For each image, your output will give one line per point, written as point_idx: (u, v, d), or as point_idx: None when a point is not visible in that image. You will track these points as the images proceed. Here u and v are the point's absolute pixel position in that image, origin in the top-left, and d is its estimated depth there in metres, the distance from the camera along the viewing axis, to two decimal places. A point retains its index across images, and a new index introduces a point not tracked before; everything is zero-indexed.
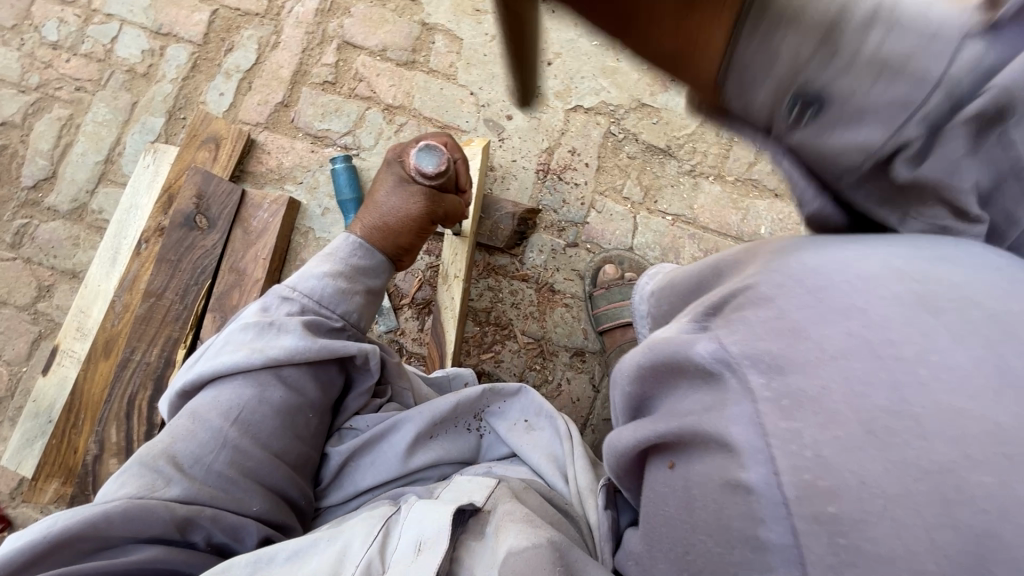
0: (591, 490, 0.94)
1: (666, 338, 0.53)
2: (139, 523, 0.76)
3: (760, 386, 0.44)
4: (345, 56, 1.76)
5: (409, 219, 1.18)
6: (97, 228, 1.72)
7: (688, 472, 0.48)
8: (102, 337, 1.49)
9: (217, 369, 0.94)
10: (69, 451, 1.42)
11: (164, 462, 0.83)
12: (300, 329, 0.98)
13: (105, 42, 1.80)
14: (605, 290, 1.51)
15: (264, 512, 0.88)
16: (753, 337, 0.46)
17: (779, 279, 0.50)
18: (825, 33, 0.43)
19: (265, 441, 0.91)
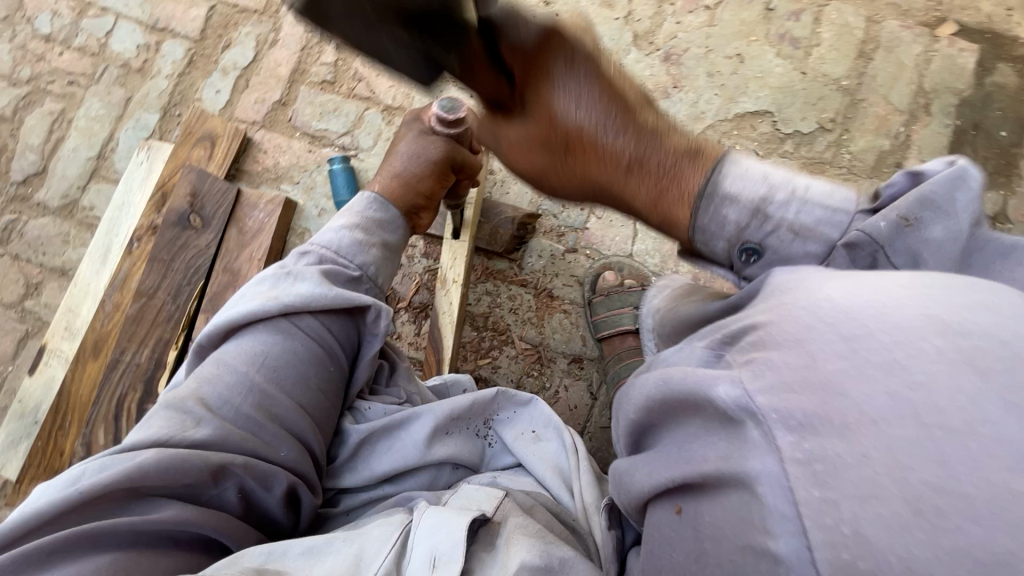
0: (596, 508, 0.93)
1: (687, 373, 0.53)
2: (171, 474, 0.73)
3: (790, 445, 0.41)
4: (344, 55, 1.74)
5: (430, 163, 1.19)
6: (87, 225, 1.68)
7: (699, 521, 0.48)
8: (91, 336, 1.45)
9: (238, 317, 0.95)
10: (55, 453, 1.39)
11: (192, 405, 0.82)
12: (317, 276, 1.00)
13: (100, 37, 1.77)
14: (605, 297, 1.50)
15: (292, 462, 0.85)
16: (782, 388, 0.44)
17: (808, 321, 0.48)
18: (754, 211, 0.73)
19: (287, 390, 0.91)
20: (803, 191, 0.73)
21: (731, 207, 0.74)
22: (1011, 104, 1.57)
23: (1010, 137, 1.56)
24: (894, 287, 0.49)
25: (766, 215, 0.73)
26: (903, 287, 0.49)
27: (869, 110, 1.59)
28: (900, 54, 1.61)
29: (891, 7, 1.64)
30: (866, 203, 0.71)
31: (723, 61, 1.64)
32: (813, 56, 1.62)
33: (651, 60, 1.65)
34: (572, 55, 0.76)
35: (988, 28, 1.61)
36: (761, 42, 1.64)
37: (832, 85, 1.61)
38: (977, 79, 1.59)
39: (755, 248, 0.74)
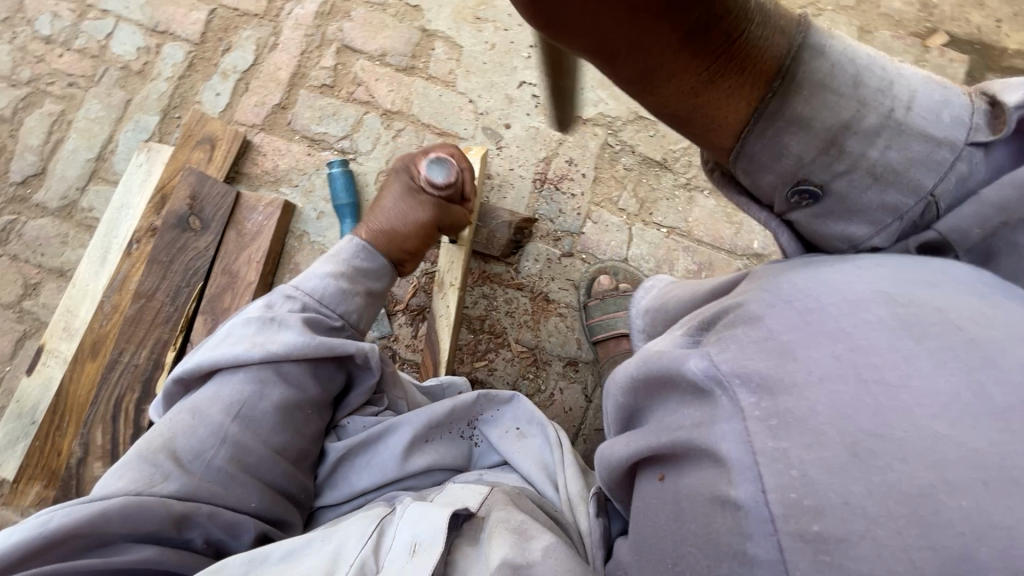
0: (582, 498, 0.94)
1: (661, 352, 0.57)
2: (137, 520, 0.76)
3: (751, 405, 0.46)
4: (344, 59, 1.76)
5: (417, 223, 1.21)
6: (86, 226, 1.69)
7: (677, 482, 0.51)
8: (90, 337, 1.46)
9: (218, 360, 0.94)
10: (53, 453, 1.39)
11: (164, 456, 0.83)
12: (300, 325, 0.99)
13: (100, 39, 1.78)
14: (600, 300, 1.53)
15: (262, 509, 0.87)
16: (742, 357, 0.49)
17: (769, 300, 0.54)
18: (828, 143, 0.59)
19: (264, 436, 0.91)
20: (903, 117, 0.58)
21: (800, 132, 0.59)
22: None
23: None
24: (847, 269, 0.55)
25: (842, 150, 0.59)
26: (855, 267, 0.55)
27: None
28: (892, 64, 1.63)
29: (883, 17, 1.67)
30: (985, 134, 0.59)
31: None
32: None
33: None
34: None
35: (978, 39, 1.64)
36: None
37: None
38: (968, 88, 1.62)
39: (812, 191, 0.62)
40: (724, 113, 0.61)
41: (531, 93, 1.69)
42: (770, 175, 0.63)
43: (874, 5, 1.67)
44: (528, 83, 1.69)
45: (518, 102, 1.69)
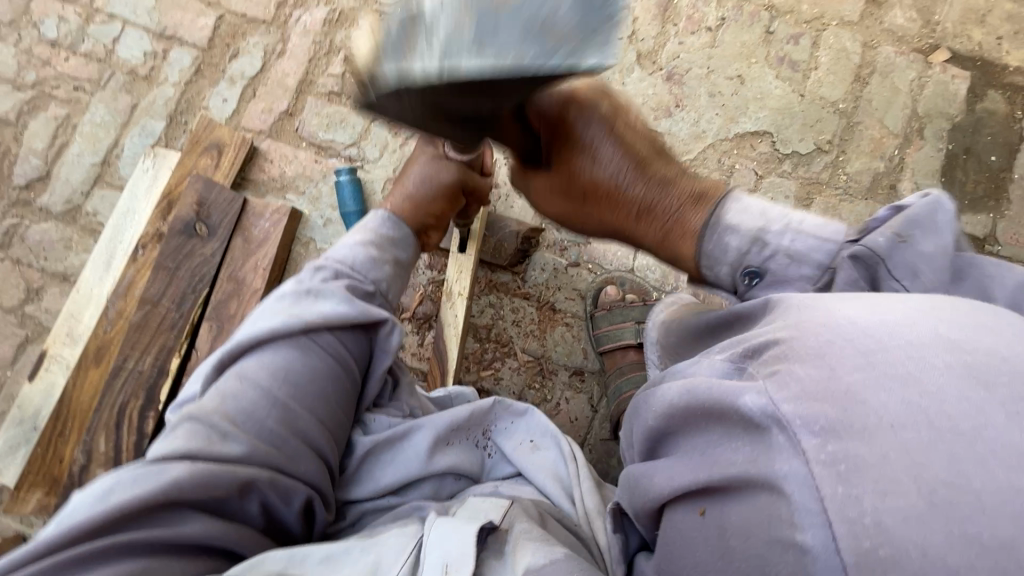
0: (599, 513, 0.98)
1: (707, 384, 0.60)
2: (203, 489, 0.74)
3: (814, 448, 0.48)
4: (351, 67, 1.76)
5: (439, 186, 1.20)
6: (90, 231, 1.68)
7: (725, 517, 0.54)
8: (94, 343, 1.45)
9: (256, 335, 0.94)
10: (55, 460, 1.38)
11: (219, 418, 0.82)
12: (337, 294, 1.00)
13: (107, 43, 1.78)
14: (607, 311, 1.53)
15: (314, 476, 0.87)
16: (807, 396, 0.50)
17: (829, 339, 0.55)
18: (752, 238, 0.88)
19: (310, 406, 0.90)
20: (797, 222, 0.86)
21: (725, 233, 0.90)
22: (1000, 130, 1.63)
23: (999, 162, 1.61)
24: (894, 310, 0.57)
25: (764, 243, 0.87)
26: (908, 307, 0.57)
27: (864, 133, 1.63)
28: (895, 79, 1.66)
29: (887, 32, 1.68)
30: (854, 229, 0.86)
31: (724, 81, 1.67)
32: (811, 79, 1.67)
33: (654, 79, 1.69)
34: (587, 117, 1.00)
35: (979, 56, 1.67)
36: (761, 65, 1.68)
37: (830, 107, 1.65)
38: (968, 105, 1.64)
39: (755, 272, 0.88)
40: (673, 241, 0.97)
41: None
42: (724, 269, 0.91)
43: (877, 20, 1.69)
44: None
45: None
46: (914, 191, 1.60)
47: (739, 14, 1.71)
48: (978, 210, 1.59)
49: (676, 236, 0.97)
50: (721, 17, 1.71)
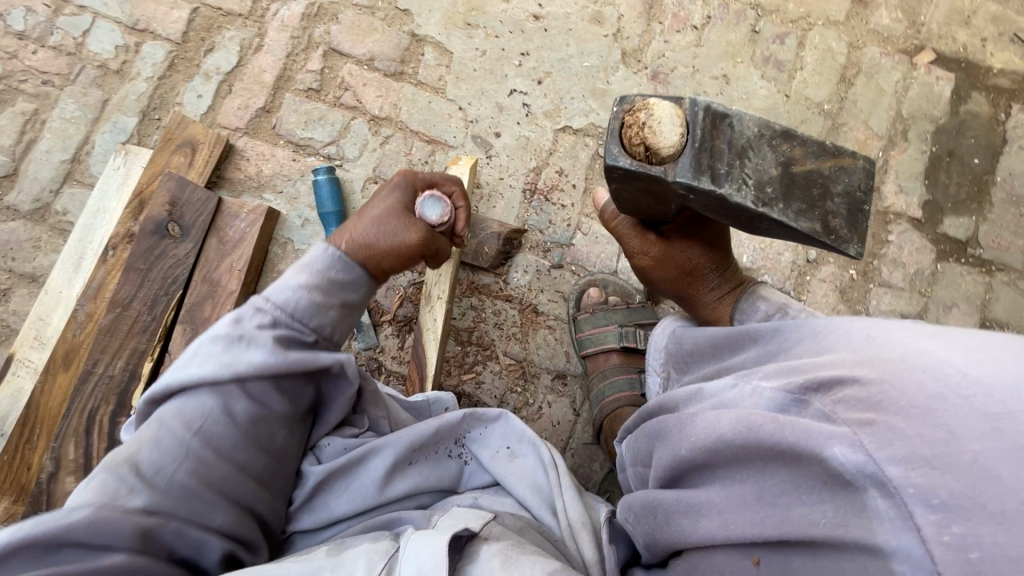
0: (583, 525, 0.94)
1: (790, 426, 0.62)
2: (97, 532, 0.70)
3: (930, 524, 0.49)
4: (331, 63, 1.72)
5: (399, 245, 1.09)
6: (60, 230, 1.63)
7: (789, 566, 0.60)
8: (62, 347, 1.41)
9: (185, 380, 0.87)
10: (22, 468, 1.34)
11: (127, 470, 0.76)
12: (270, 344, 0.92)
13: (77, 35, 1.72)
14: (590, 314, 1.51)
15: (229, 526, 0.82)
16: (923, 463, 0.51)
17: (938, 388, 0.56)
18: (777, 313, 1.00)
19: (227, 454, 0.85)
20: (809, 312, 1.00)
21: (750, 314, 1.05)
22: (983, 133, 1.62)
23: (983, 164, 1.61)
24: (965, 352, 0.59)
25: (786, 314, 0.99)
26: (1017, 357, 0.57)
27: (849, 135, 1.62)
28: (880, 81, 1.65)
29: (873, 33, 1.67)
30: None
31: (709, 80, 1.66)
32: (797, 80, 1.65)
33: (639, 79, 1.67)
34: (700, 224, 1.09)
35: (964, 58, 1.66)
36: (747, 64, 1.66)
37: (815, 108, 1.64)
38: (952, 106, 1.63)
39: None
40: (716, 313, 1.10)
41: (522, 101, 1.67)
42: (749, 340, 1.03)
43: (863, 20, 1.68)
44: (519, 91, 1.67)
45: (509, 110, 1.66)
46: (897, 194, 1.59)
47: (725, 13, 1.69)
48: (961, 212, 1.59)
49: (720, 312, 1.10)
50: (707, 16, 1.69)
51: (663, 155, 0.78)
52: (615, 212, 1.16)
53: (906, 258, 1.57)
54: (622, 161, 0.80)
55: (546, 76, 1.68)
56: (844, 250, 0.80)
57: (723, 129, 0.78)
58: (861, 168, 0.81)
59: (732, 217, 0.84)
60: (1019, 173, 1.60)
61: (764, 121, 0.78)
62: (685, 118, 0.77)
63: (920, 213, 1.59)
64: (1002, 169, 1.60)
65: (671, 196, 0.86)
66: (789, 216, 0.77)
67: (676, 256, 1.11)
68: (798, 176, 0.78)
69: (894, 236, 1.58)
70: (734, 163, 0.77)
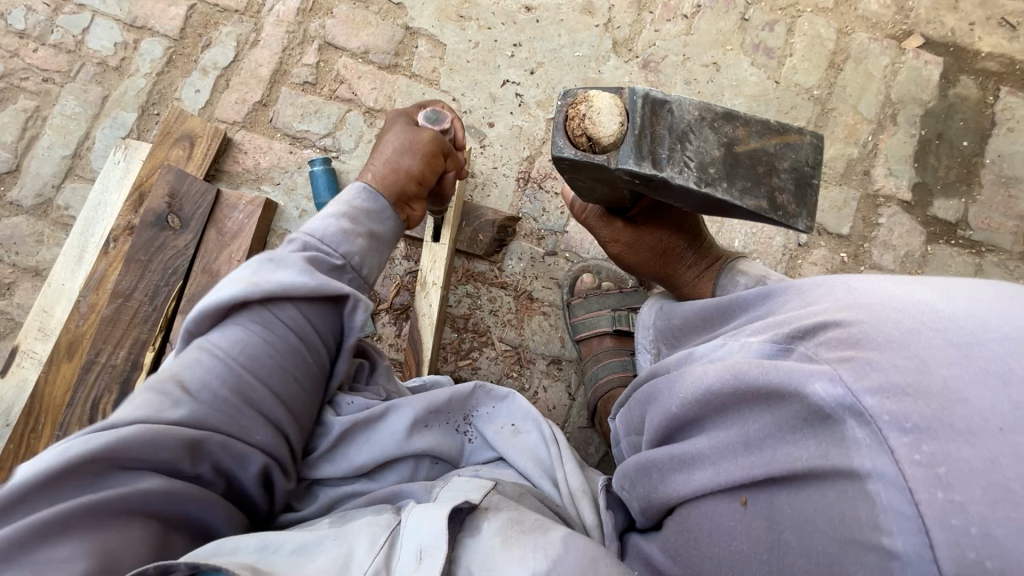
0: (584, 493, 0.97)
1: (778, 367, 0.64)
2: (155, 446, 0.70)
3: (904, 447, 0.50)
4: (326, 57, 1.75)
5: (421, 146, 1.12)
6: (62, 225, 1.66)
7: (773, 503, 0.61)
8: (65, 338, 1.44)
9: (218, 304, 0.89)
10: (28, 455, 1.36)
11: (171, 385, 0.78)
12: (301, 265, 0.94)
13: (76, 33, 1.75)
14: (583, 299, 1.53)
15: (269, 443, 0.83)
16: (897, 391, 0.53)
17: (913, 325, 0.58)
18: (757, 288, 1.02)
19: (265, 378, 0.86)
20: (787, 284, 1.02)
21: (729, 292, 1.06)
22: (973, 116, 1.64)
23: (972, 147, 1.62)
24: (942, 296, 0.62)
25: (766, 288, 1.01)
26: (990, 296, 0.60)
27: (839, 120, 1.64)
28: (869, 66, 1.66)
29: (861, 19, 1.69)
30: None
31: (700, 68, 1.68)
32: (786, 66, 1.67)
33: (629, 67, 1.69)
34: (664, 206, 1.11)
35: (952, 42, 1.68)
36: (737, 52, 1.68)
37: (805, 94, 1.66)
38: (941, 90, 1.65)
39: None
40: (698, 291, 1.11)
41: (515, 91, 1.69)
42: None
43: (852, 7, 1.70)
44: (512, 82, 1.69)
45: (502, 100, 1.68)
46: (887, 176, 1.61)
47: (714, 2, 1.71)
48: (950, 194, 1.61)
49: (700, 289, 1.11)
50: (697, 5, 1.71)
51: (605, 144, 0.77)
52: (583, 205, 1.19)
53: (896, 241, 1.59)
54: (568, 152, 0.79)
55: (538, 66, 1.70)
56: (794, 225, 0.82)
57: (663, 115, 0.79)
58: (808, 144, 0.85)
59: (684, 202, 0.85)
60: (1007, 155, 1.62)
61: (700, 105, 0.80)
62: (623, 105, 0.78)
63: (910, 196, 1.61)
64: (990, 151, 1.62)
65: (620, 183, 0.85)
66: (735, 194, 0.79)
67: (647, 239, 1.13)
68: (741, 155, 0.81)
69: (885, 219, 1.60)
70: (676, 146, 0.78)
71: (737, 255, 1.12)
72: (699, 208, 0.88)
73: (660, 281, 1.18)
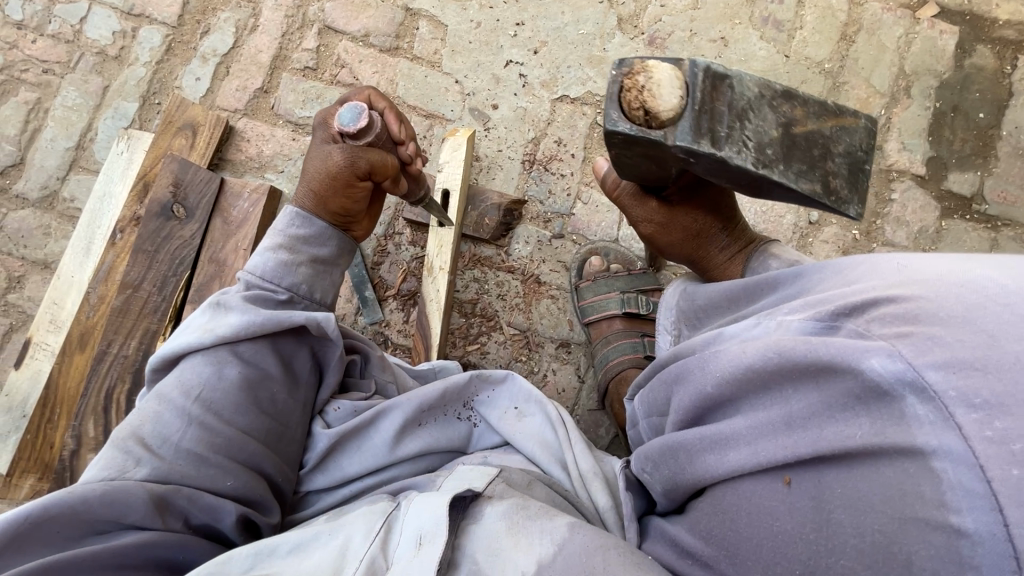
0: (594, 474, 0.97)
1: (827, 343, 0.61)
2: (117, 506, 0.76)
3: (974, 423, 0.47)
4: (326, 41, 1.72)
5: (332, 177, 1.02)
6: (69, 217, 1.66)
7: (820, 482, 0.59)
8: (77, 329, 1.44)
9: (176, 350, 0.93)
10: (45, 446, 1.38)
11: (133, 443, 0.83)
12: (244, 306, 0.96)
13: (74, 23, 1.73)
14: (591, 282, 1.52)
15: (239, 489, 0.86)
16: (966, 366, 0.50)
17: (975, 299, 0.55)
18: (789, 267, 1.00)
19: (228, 418, 0.89)
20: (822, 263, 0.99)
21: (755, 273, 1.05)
22: (989, 86, 1.59)
23: (988, 119, 1.58)
24: (1005, 271, 0.58)
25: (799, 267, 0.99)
26: None
27: (850, 93, 1.60)
28: (882, 37, 1.62)
29: None
30: None
31: (707, 44, 1.64)
32: (796, 39, 1.63)
33: (635, 44, 1.65)
34: (703, 186, 1.09)
35: (968, 10, 1.63)
36: (745, 25, 1.64)
37: (815, 67, 1.62)
38: (957, 61, 1.60)
39: None
40: (728, 275, 1.10)
41: (518, 72, 1.66)
42: None
43: None
44: (516, 62, 1.66)
45: (505, 81, 1.66)
46: (900, 151, 1.58)
47: None
48: (965, 168, 1.57)
49: (729, 273, 1.10)
50: None
51: (663, 118, 0.75)
52: (617, 181, 1.20)
53: (909, 217, 1.56)
54: (621, 126, 0.77)
55: (542, 45, 1.66)
56: (844, 211, 0.80)
57: (723, 92, 0.76)
58: (862, 127, 0.82)
59: (734, 183, 0.83)
60: None
61: (761, 81, 0.77)
62: (684, 79, 0.75)
63: (924, 169, 1.57)
64: (1008, 123, 1.57)
65: (670, 161, 0.83)
66: (791, 176, 0.77)
67: (681, 219, 1.11)
68: (799, 137, 0.78)
69: (897, 194, 1.57)
70: (735, 125, 0.75)
71: (771, 238, 1.09)
72: (749, 190, 0.85)
73: (691, 266, 1.16)
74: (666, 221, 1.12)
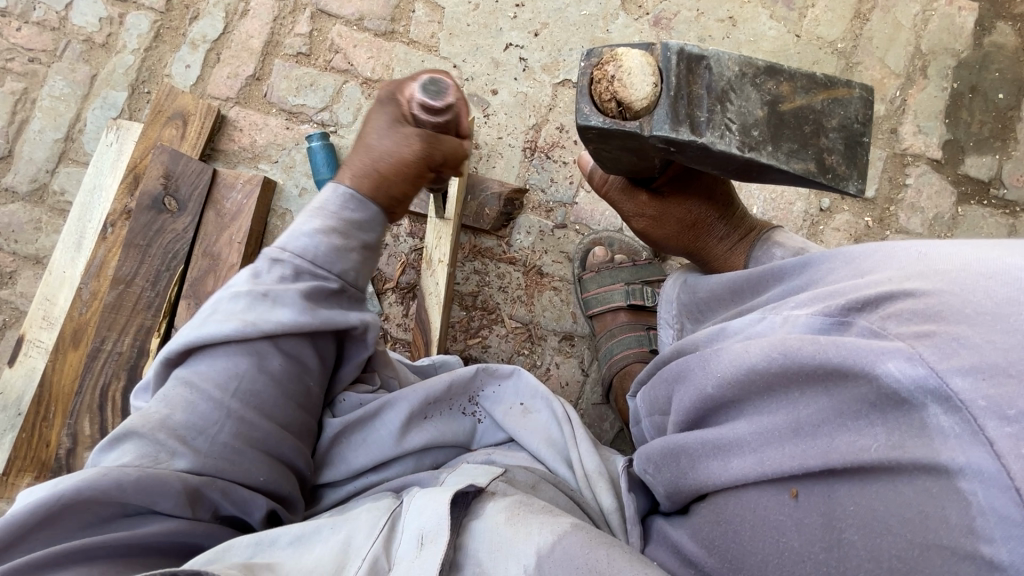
0: (599, 474, 0.94)
1: (839, 343, 0.56)
2: (152, 495, 0.72)
3: (1006, 438, 0.43)
4: (319, 25, 1.66)
5: (402, 163, 0.89)
6: (60, 211, 1.63)
7: (832, 497, 0.55)
8: (69, 326, 1.41)
9: (206, 338, 0.83)
10: (41, 444, 1.36)
11: (165, 433, 0.76)
12: (297, 300, 0.86)
13: (59, 9, 1.68)
14: (595, 273, 1.47)
15: (269, 483, 0.82)
16: (997, 373, 0.45)
17: (1006, 291, 0.50)
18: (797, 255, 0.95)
19: (263, 410, 0.83)
20: None
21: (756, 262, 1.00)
22: (1010, 65, 1.53)
23: (1008, 100, 1.52)
24: None
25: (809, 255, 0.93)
26: None
27: (864, 74, 1.54)
28: (898, 15, 1.55)
29: None
30: None
31: (715, 24, 1.57)
32: (808, 18, 1.56)
33: (640, 25, 1.59)
34: (693, 174, 1.05)
35: None
36: (755, 4, 1.57)
37: (827, 48, 1.55)
38: (975, 39, 1.54)
39: None
40: (730, 265, 1.04)
41: (518, 55, 1.60)
42: None
43: None
44: (515, 45, 1.60)
45: (505, 65, 1.60)
46: (915, 134, 1.52)
47: None
48: (983, 151, 1.52)
49: (731, 262, 1.04)
50: None
51: (637, 108, 0.69)
52: (604, 176, 1.14)
53: (924, 203, 1.51)
54: (594, 120, 0.72)
55: (542, 27, 1.60)
56: (845, 188, 0.75)
57: (701, 74, 0.70)
58: (857, 98, 0.76)
59: (727, 171, 0.78)
60: None
61: (741, 58, 0.71)
62: (656, 65, 0.70)
63: (940, 153, 1.52)
64: None
65: (653, 151, 0.78)
66: (781, 157, 0.72)
67: (675, 210, 1.07)
68: (787, 114, 0.73)
69: (912, 179, 1.52)
70: (716, 108, 0.70)
71: (773, 225, 1.03)
72: (739, 175, 0.81)
73: (693, 259, 1.11)
74: (659, 215, 1.09)
